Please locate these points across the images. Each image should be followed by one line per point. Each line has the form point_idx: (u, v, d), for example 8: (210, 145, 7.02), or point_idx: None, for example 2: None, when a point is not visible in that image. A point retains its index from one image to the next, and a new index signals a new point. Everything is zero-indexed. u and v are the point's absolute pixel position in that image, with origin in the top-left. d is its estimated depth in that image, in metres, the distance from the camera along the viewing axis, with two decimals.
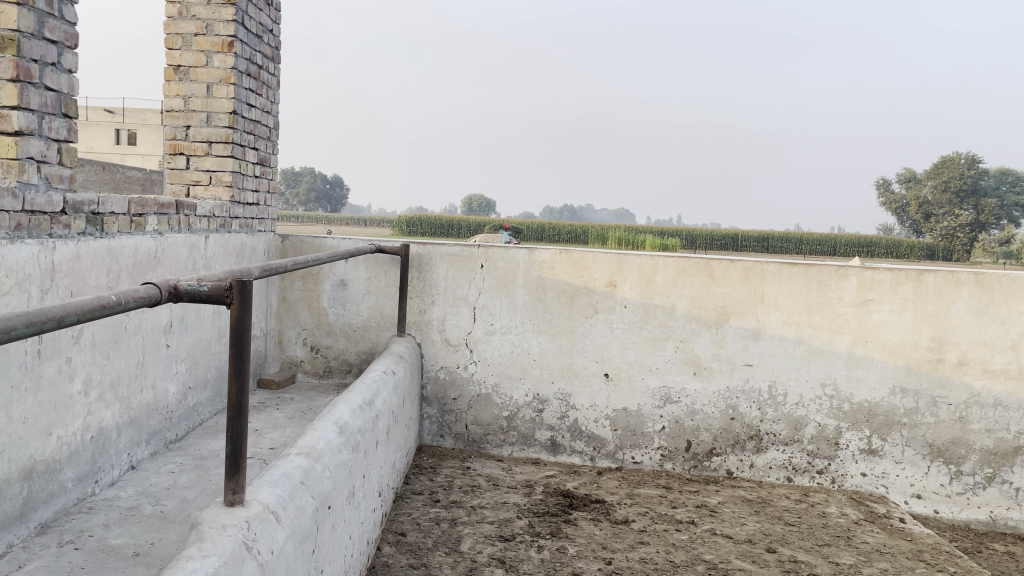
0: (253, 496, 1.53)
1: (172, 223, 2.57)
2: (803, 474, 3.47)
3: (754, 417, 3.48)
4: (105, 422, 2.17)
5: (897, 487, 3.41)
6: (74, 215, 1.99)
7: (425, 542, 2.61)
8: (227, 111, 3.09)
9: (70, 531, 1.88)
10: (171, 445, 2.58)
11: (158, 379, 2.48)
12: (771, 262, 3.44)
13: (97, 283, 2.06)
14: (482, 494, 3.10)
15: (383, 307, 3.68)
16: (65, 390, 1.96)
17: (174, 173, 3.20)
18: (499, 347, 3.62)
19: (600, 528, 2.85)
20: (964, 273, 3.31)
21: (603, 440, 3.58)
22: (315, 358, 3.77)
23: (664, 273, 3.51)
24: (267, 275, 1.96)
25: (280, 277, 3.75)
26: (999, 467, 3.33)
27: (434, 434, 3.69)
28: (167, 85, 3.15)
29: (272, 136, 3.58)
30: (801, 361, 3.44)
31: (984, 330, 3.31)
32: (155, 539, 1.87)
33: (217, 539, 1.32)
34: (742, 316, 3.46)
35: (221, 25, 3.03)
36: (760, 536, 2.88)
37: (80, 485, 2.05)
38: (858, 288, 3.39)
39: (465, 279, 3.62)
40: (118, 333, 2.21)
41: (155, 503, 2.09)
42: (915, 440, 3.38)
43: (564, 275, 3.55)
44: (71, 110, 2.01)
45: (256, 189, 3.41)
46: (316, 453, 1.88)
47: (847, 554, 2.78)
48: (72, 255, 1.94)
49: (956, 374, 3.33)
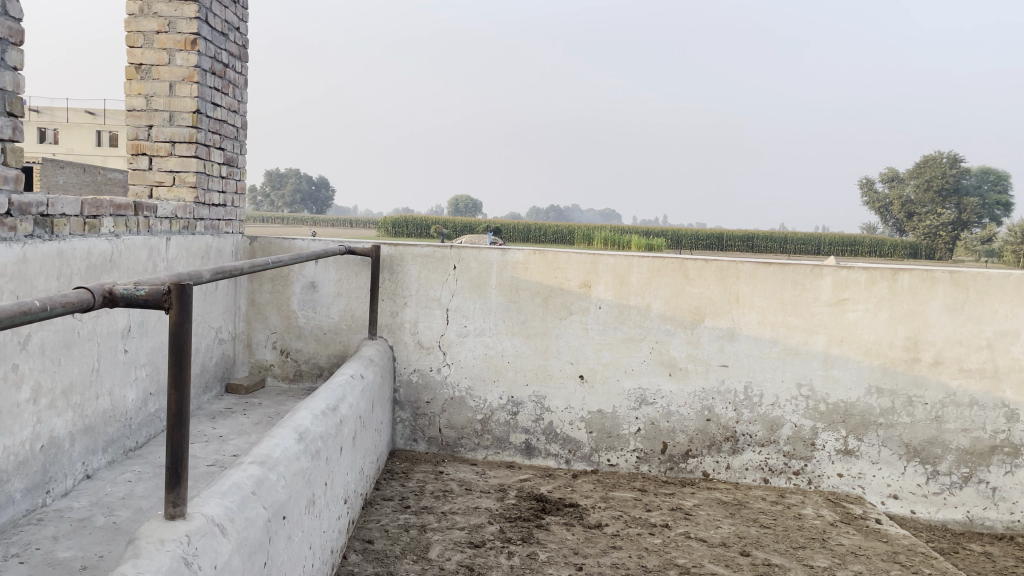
0: (198, 509, 1.48)
1: (130, 224, 2.52)
2: (779, 475, 3.44)
3: (730, 419, 3.45)
4: (57, 430, 2.10)
5: (874, 488, 3.38)
6: (21, 217, 1.93)
7: (393, 550, 2.56)
8: (190, 110, 3.02)
9: (15, 544, 1.81)
10: (130, 453, 2.51)
11: (116, 385, 2.42)
12: (746, 262, 3.41)
13: (46, 287, 2.00)
14: (454, 499, 3.05)
15: (355, 310, 3.63)
16: (12, 399, 1.90)
17: (137, 174, 3.13)
18: (472, 350, 3.57)
19: (572, 532, 2.80)
20: (939, 271, 3.29)
21: (579, 442, 3.54)
22: (285, 362, 3.70)
23: (639, 273, 3.47)
24: (220, 278, 1.90)
25: (249, 280, 3.69)
26: (975, 466, 3.31)
27: (407, 439, 3.64)
28: (128, 83, 3.08)
29: (239, 136, 3.51)
30: (777, 361, 3.41)
31: (959, 328, 3.29)
32: (104, 552, 1.80)
33: (153, 554, 1.26)
34: (717, 316, 3.43)
35: (183, 22, 2.96)
36: (735, 539, 2.85)
37: (29, 495, 1.99)
38: (833, 288, 3.36)
39: (437, 281, 3.57)
40: (71, 338, 2.15)
41: (108, 514, 2.03)
42: (892, 440, 3.35)
43: (539, 276, 3.51)
44: (17, 109, 1.95)
45: (222, 190, 3.35)
46: (271, 461, 1.82)
47: (822, 557, 2.74)
48: (17, 258, 1.87)
49: (931, 374, 3.31)
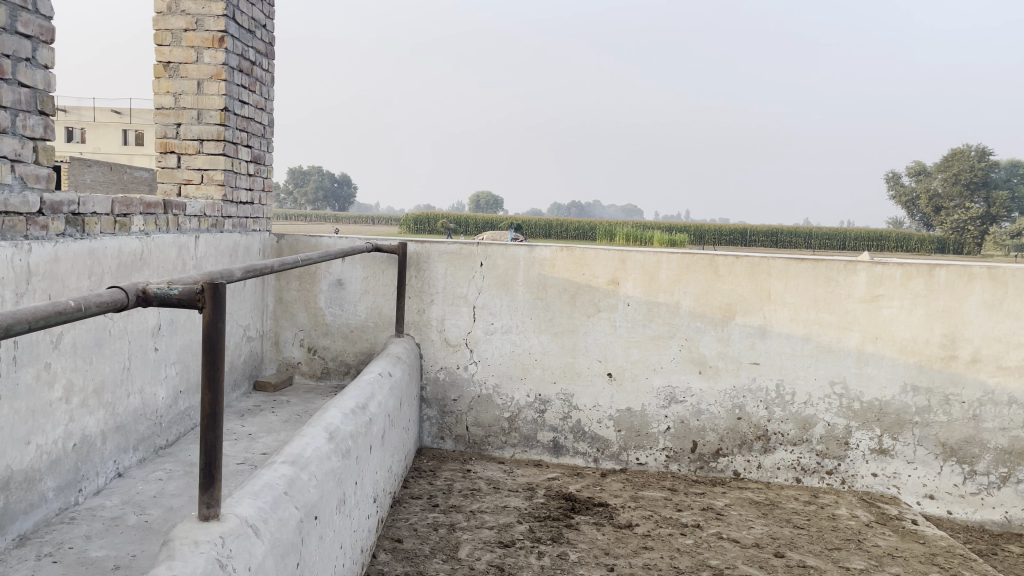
0: (231, 509, 1.46)
1: (159, 223, 2.52)
2: (812, 474, 3.38)
3: (761, 417, 3.39)
4: (89, 429, 2.11)
5: (909, 488, 3.31)
6: (53, 216, 1.93)
7: (422, 549, 2.54)
8: (217, 108, 3.02)
9: (49, 543, 1.81)
10: (160, 451, 2.51)
11: (147, 383, 2.42)
12: (777, 258, 3.36)
13: (78, 286, 2.00)
14: (482, 497, 3.03)
15: (382, 307, 3.62)
16: (44, 397, 1.90)
17: (165, 172, 3.13)
18: (500, 347, 3.54)
19: (603, 532, 2.77)
20: (976, 267, 3.21)
21: (607, 441, 3.50)
22: (313, 360, 3.71)
23: (668, 269, 3.42)
24: (252, 276, 1.88)
25: (276, 277, 3.69)
26: (1014, 466, 3.23)
27: (434, 436, 3.62)
28: (156, 81, 3.09)
29: (266, 134, 3.51)
30: (809, 359, 3.35)
31: (998, 325, 3.21)
32: (136, 552, 1.80)
33: (188, 556, 1.25)
34: (748, 313, 3.38)
35: (211, 20, 2.96)
36: (768, 540, 2.80)
37: (62, 494, 1.99)
38: (867, 284, 3.29)
39: (464, 278, 3.55)
40: (102, 337, 2.15)
41: (139, 513, 2.02)
42: (927, 439, 3.28)
43: (566, 273, 3.47)
44: (48, 108, 1.95)
45: (250, 187, 3.34)
46: (303, 461, 1.81)
47: (858, 559, 2.69)
48: (49, 257, 1.87)
49: (969, 372, 3.24)
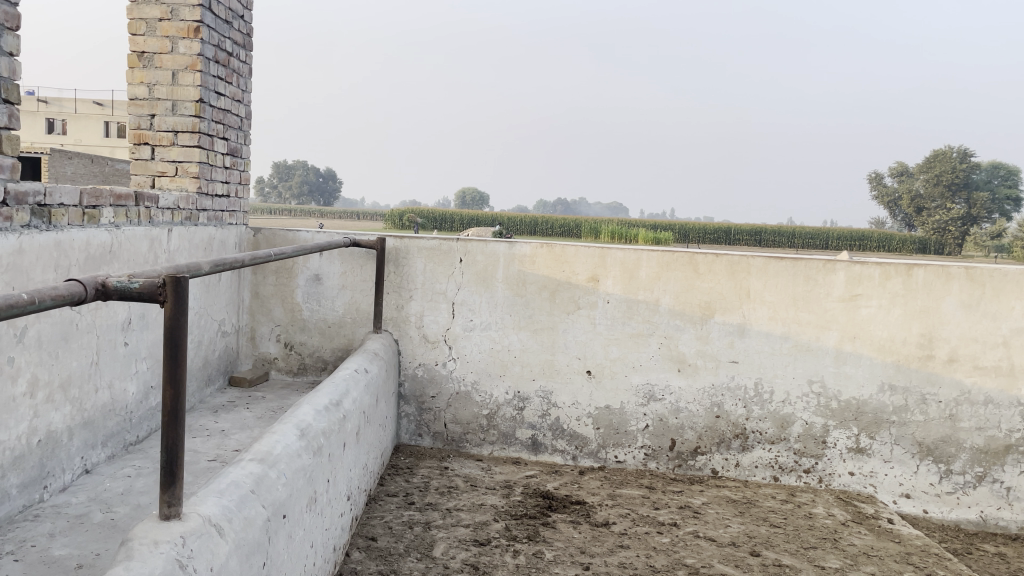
0: (195, 508, 1.43)
1: (131, 215, 2.48)
2: (790, 473, 3.38)
3: (740, 415, 3.39)
4: (55, 425, 2.07)
5: (886, 487, 3.32)
6: (17, 207, 1.89)
7: (396, 548, 2.52)
8: (193, 99, 2.97)
9: (10, 541, 1.77)
10: (130, 447, 2.47)
11: (116, 378, 2.38)
12: (757, 256, 3.35)
13: (43, 279, 1.95)
14: (459, 495, 3.00)
15: (359, 303, 3.58)
16: (7, 392, 1.86)
17: (139, 164, 3.08)
18: (479, 344, 3.52)
19: (579, 531, 2.76)
20: (955, 267, 3.22)
21: (585, 438, 3.49)
22: (290, 355, 3.67)
23: (648, 267, 3.41)
24: (219, 270, 1.85)
25: (253, 272, 3.65)
26: (990, 465, 3.24)
27: (412, 433, 3.60)
28: (130, 71, 3.04)
29: (243, 126, 3.47)
30: (788, 358, 3.35)
31: (975, 325, 3.22)
32: (100, 550, 1.76)
33: (147, 557, 1.22)
34: (728, 312, 3.37)
35: (186, 9, 2.91)
36: (744, 538, 2.80)
37: (25, 491, 1.95)
38: (846, 283, 3.29)
39: (443, 274, 3.52)
40: (68, 331, 2.11)
41: (106, 511, 1.99)
42: (904, 438, 3.29)
43: (546, 270, 3.46)
44: (12, 96, 1.91)
45: (225, 180, 3.30)
46: (271, 459, 1.78)
47: (833, 558, 2.69)
48: (12, 249, 1.83)
49: (945, 371, 3.25)
